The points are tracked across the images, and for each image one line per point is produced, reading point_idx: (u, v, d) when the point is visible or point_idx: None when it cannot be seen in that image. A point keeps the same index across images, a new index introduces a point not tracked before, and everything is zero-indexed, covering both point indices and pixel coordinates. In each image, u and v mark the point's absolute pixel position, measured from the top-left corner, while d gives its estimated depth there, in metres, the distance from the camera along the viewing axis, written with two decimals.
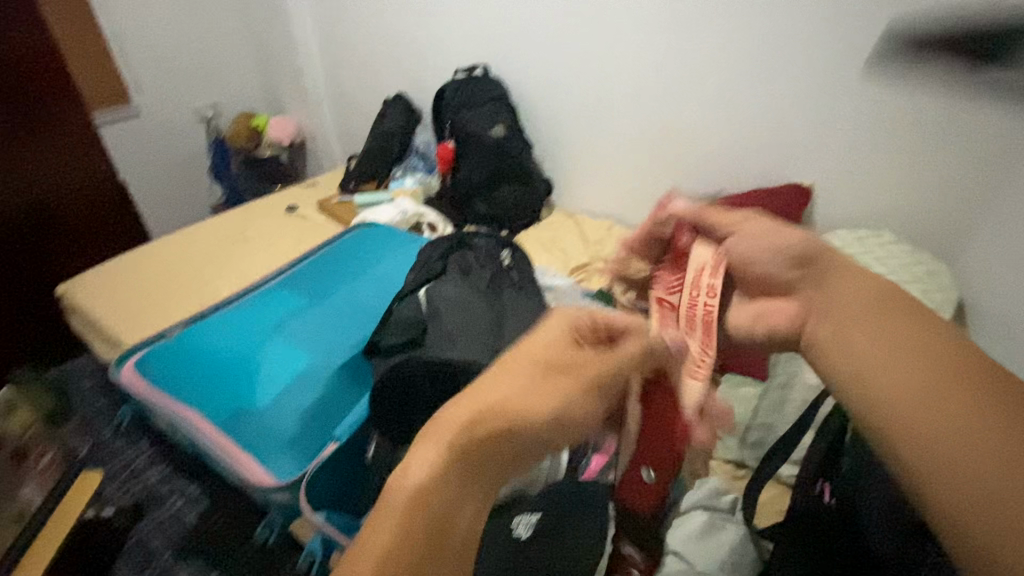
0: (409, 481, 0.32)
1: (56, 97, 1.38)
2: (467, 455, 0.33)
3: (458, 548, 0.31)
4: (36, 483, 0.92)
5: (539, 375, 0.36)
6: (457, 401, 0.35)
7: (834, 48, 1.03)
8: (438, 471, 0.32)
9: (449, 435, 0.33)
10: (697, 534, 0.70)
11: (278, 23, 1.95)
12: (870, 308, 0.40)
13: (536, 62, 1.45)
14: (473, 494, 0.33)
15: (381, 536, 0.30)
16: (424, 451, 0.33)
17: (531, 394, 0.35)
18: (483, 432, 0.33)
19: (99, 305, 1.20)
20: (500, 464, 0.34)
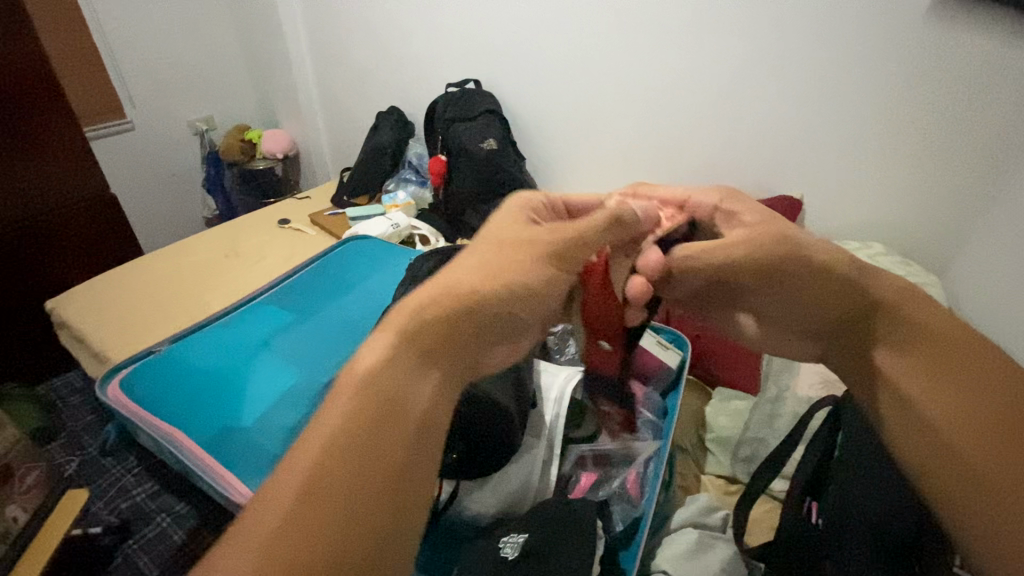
0: (365, 363, 0.38)
1: (48, 113, 1.38)
2: (418, 334, 0.40)
3: (407, 418, 0.37)
4: (19, 503, 0.89)
5: (469, 282, 0.46)
6: (406, 301, 0.43)
7: (822, 63, 1.03)
8: (391, 353, 0.39)
9: (400, 323, 0.41)
10: (687, 553, 0.69)
11: (272, 38, 1.97)
12: (933, 334, 0.48)
13: (527, 76, 1.46)
14: (428, 364, 0.40)
15: (336, 410, 0.36)
16: (381, 340, 0.40)
17: (475, 277, 0.46)
18: (433, 316, 0.42)
19: (87, 321, 1.19)
20: (451, 346, 0.42)
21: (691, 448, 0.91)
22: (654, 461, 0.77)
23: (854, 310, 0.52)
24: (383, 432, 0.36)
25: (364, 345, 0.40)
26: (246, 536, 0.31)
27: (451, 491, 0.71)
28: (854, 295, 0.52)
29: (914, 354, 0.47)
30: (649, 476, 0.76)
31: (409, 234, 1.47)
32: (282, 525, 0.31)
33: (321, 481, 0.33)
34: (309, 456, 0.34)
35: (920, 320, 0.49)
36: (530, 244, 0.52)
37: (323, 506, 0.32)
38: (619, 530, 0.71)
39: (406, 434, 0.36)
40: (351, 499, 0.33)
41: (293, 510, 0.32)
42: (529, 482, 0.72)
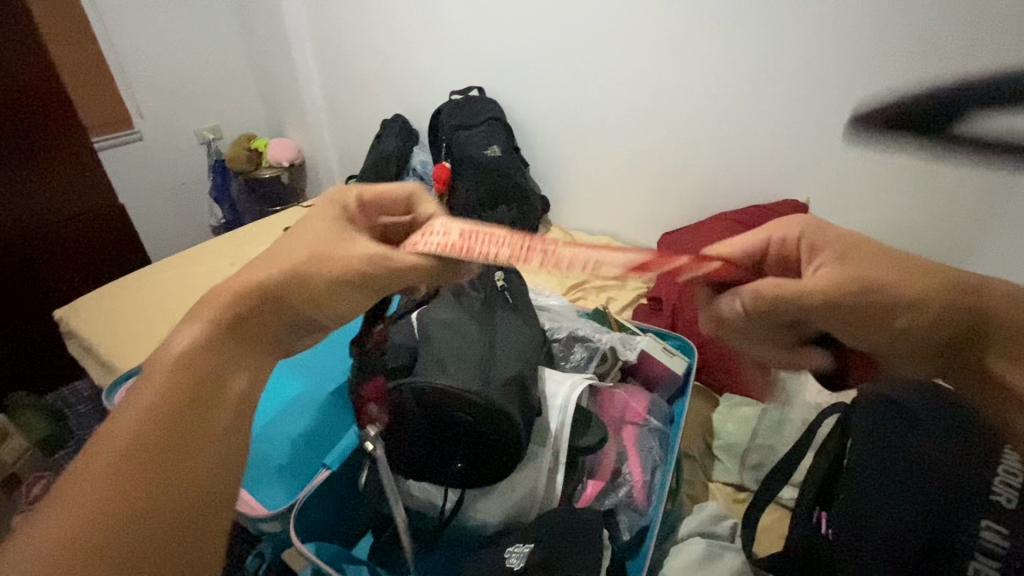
0: (175, 349, 0.41)
1: (59, 125, 1.41)
2: (229, 320, 0.44)
3: (220, 390, 0.41)
4: (25, 513, 0.90)
5: (279, 270, 0.48)
6: (217, 292, 0.46)
7: (825, 68, 1.03)
8: (201, 338, 0.42)
9: (211, 313, 0.44)
10: (695, 564, 0.68)
11: (278, 49, 1.99)
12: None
13: (529, 84, 1.47)
14: (238, 347, 0.44)
15: (150, 390, 0.38)
16: (190, 329, 0.43)
17: (290, 263, 0.49)
18: (244, 303, 0.46)
19: (95, 331, 1.19)
20: (260, 329, 0.46)
21: (699, 456, 0.90)
22: (661, 470, 0.78)
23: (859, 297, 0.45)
24: (198, 403, 0.39)
25: (176, 335, 0.43)
26: (54, 516, 0.32)
27: (456, 500, 0.71)
28: (858, 290, 0.45)
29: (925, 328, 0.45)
30: (657, 483, 0.76)
31: None
32: (95, 484, 0.33)
33: (135, 445, 0.35)
34: (119, 427, 0.36)
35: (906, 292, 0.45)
36: (355, 249, 0.51)
37: (141, 464, 0.35)
38: (626, 539, 0.71)
39: (219, 403, 0.40)
40: (162, 460, 0.35)
41: (104, 471, 0.34)
42: (535, 491, 0.71)
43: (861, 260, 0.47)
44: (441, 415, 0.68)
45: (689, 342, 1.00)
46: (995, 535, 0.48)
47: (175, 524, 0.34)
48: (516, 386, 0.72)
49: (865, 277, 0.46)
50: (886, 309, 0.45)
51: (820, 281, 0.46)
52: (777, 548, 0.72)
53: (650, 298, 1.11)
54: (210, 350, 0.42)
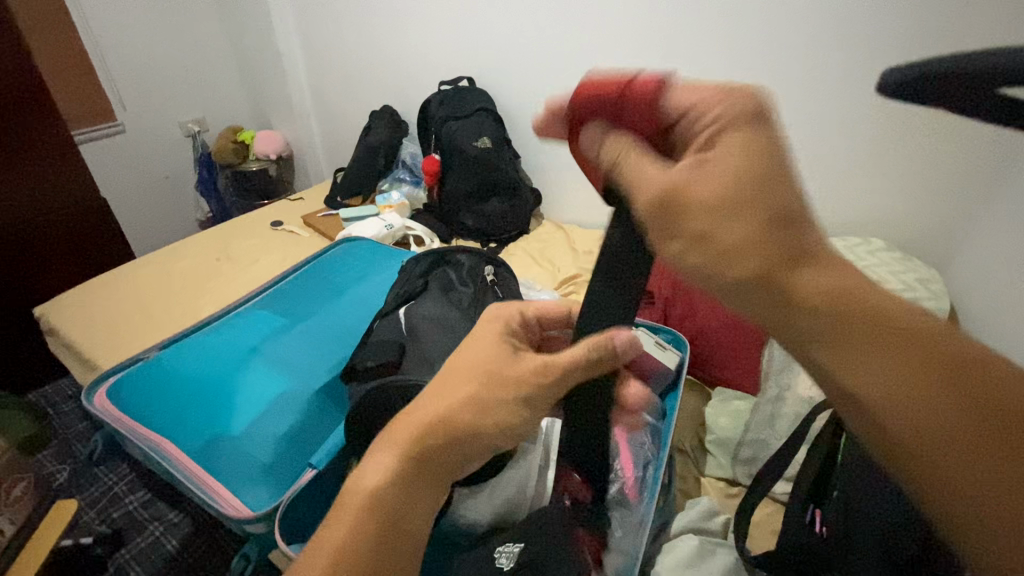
0: (366, 483, 0.42)
1: (38, 116, 1.36)
2: (417, 456, 0.43)
3: (406, 535, 0.42)
4: (7, 515, 0.86)
5: (463, 399, 0.45)
6: (407, 414, 0.46)
7: (817, 56, 1.02)
8: (394, 474, 0.42)
9: (399, 444, 0.43)
10: (688, 561, 0.67)
11: (264, 39, 1.95)
12: (846, 291, 0.32)
13: (519, 73, 1.44)
14: (424, 486, 0.43)
15: (340, 530, 0.41)
16: (381, 459, 0.43)
17: (465, 390, 0.46)
18: (428, 438, 0.44)
19: (75, 329, 1.16)
20: (437, 464, 0.44)
21: (691, 451, 0.90)
22: (653, 465, 0.79)
23: (754, 278, 0.34)
24: (381, 558, 0.40)
25: (369, 458, 0.44)
26: None
27: (446, 499, 0.70)
28: (799, 285, 0.33)
29: (854, 350, 0.31)
30: (648, 479, 0.77)
31: (404, 235, 1.44)
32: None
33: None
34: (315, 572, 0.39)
35: (749, 228, 0.34)
36: (521, 370, 0.47)
37: None
38: (619, 537, 0.70)
39: (402, 546, 0.41)
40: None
41: None
42: (525, 489, 0.70)
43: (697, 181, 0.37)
44: None
45: (680, 334, 0.99)
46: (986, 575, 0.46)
47: None
48: None
49: (789, 210, 0.34)
50: (843, 319, 0.31)
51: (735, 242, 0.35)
52: (772, 545, 0.72)
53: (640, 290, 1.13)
54: (397, 488, 0.42)
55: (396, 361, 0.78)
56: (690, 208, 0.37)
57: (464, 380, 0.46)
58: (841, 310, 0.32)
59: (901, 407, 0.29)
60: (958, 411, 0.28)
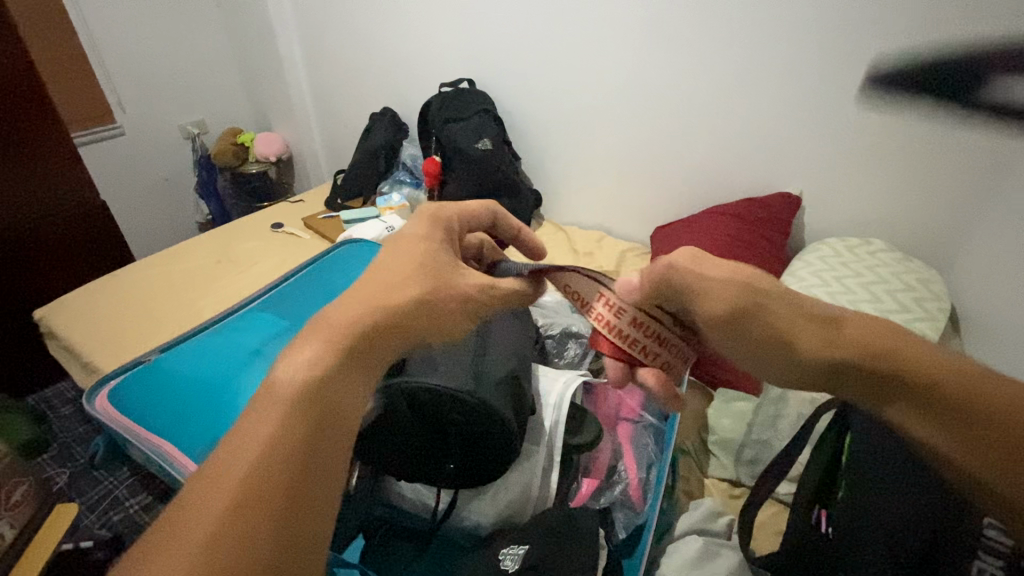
0: (292, 375, 0.37)
1: (37, 119, 1.36)
2: (350, 345, 0.40)
3: (343, 421, 0.37)
4: (6, 519, 0.85)
5: (395, 296, 0.45)
6: (329, 310, 0.42)
7: (818, 57, 1.02)
8: (322, 361, 0.38)
9: (329, 333, 0.40)
10: (693, 563, 0.68)
11: (263, 41, 1.95)
12: (878, 334, 0.41)
13: (519, 75, 1.45)
14: (360, 374, 0.40)
15: (265, 424, 0.34)
16: (308, 349, 0.38)
17: (400, 290, 0.46)
18: (363, 328, 0.42)
19: (75, 333, 1.16)
20: (368, 360, 0.41)
21: (693, 450, 0.89)
22: (657, 466, 0.77)
23: (848, 365, 0.41)
24: (317, 443, 0.35)
25: (287, 351, 0.39)
26: (163, 544, 0.29)
27: (449, 501, 0.70)
28: (901, 361, 0.39)
29: (937, 407, 0.37)
30: (652, 480, 0.75)
31: None
32: (210, 540, 0.29)
33: (253, 491, 0.31)
34: (235, 469, 0.32)
35: (795, 321, 0.45)
36: (460, 284, 0.51)
37: (263, 499, 0.31)
38: (621, 538, 0.70)
39: (342, 434, 0.37)
40: (285, 512, 0.32)
41: (218, 527, 0.30)
42: (529, 491, 0.70)
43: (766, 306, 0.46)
44: (432, 414, 0.66)
45: None
46: (999, 537, 0.49)
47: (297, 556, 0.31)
48: (508, 387, 0.70)
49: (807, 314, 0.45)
50: (911, 385, 0.39)
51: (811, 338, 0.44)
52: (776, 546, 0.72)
53: None
54: (330, 374, 0.38)
55: None
56: (769, 317, 0.46)
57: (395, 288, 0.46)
58: (942, 374, 0.38)
59: (935, 436, 0.37)
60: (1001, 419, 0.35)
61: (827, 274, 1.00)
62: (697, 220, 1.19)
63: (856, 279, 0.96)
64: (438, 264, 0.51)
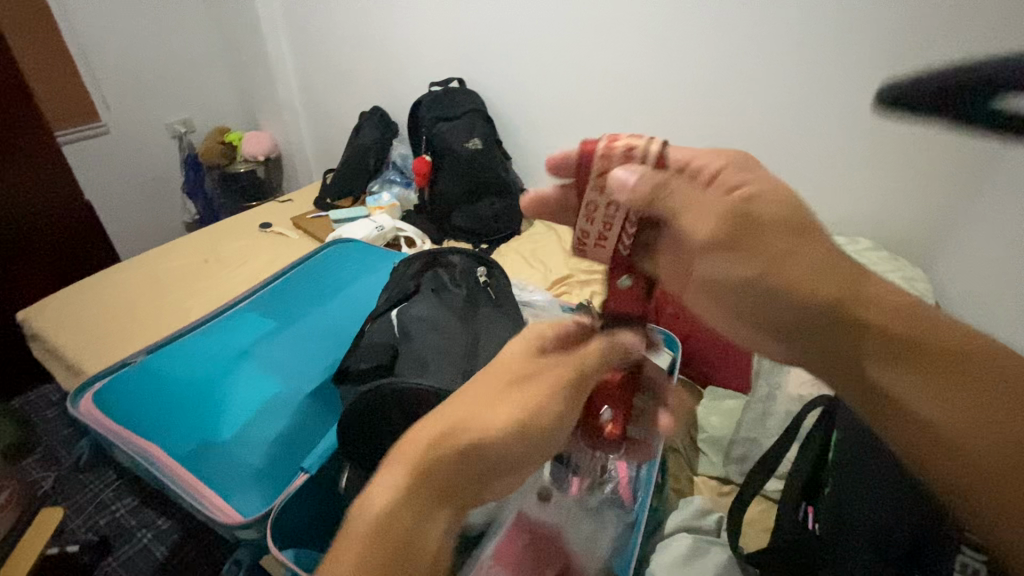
0: (372, 510, 0.34)
1: (21, 117, 1.34)
2: (435, 469, 0.36)
3: (422, 560, 0.34)
4: None
5: (479, 410, 0.40)
6: (410, 433, 0.38)
7: (803, 57, 1.03)
8: (403, 493, 0.35)
9: (407, 462, 0.36)
10: (683, 558, 0.68)
11: (251, 38, 1.93)
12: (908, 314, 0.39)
13: (509, 73, 1.44)
14: (447, 502, 0.36)
15: (348, 558, 0.33)
16: (388, 480, 0.35)
17: (487, 402, 0.40)
18: (443, 447, 0.37)
19: (59, 334, 1.14)
20: (458, 487, 0.37)
21: (683, 449, 0.89)
22: (647, 465, 0.78)
23: (855, 327, 0.39)
24: None
25: (372, 481, 0.36)
26: None
27: None
28: (916, 336, 0.38)
29: (940, 383, 0.37)
30: (642, 479, 0.77)
31: (394, 236, 1.44)
32: None
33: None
34: None
35: (828, 279, 0.39)
36: (548, 365, 0.44)
37: None
38: (614, 536, 0.70)
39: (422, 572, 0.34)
40: None
41: None
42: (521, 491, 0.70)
43: (773, 219, 0.41)
44: (418, 414, 0.70)
45: (672, 333, 0.99)
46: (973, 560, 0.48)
47: None
48: None
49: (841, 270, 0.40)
50: (941, 356, 0.37)
51: (786, 264, 0.40)
52: (765, 542, 0.73)
53: None
54: (409, 506, 0.35)
55: (390, 363, 0.79)
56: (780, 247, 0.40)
57: (500, 400, 0.40)
58: (940, 344, 0.38)
59: (937, 407, 0.37)
60: (998, 434, 0.35)
61: None
62: None
63: None
64: (549, 369, 0.44)
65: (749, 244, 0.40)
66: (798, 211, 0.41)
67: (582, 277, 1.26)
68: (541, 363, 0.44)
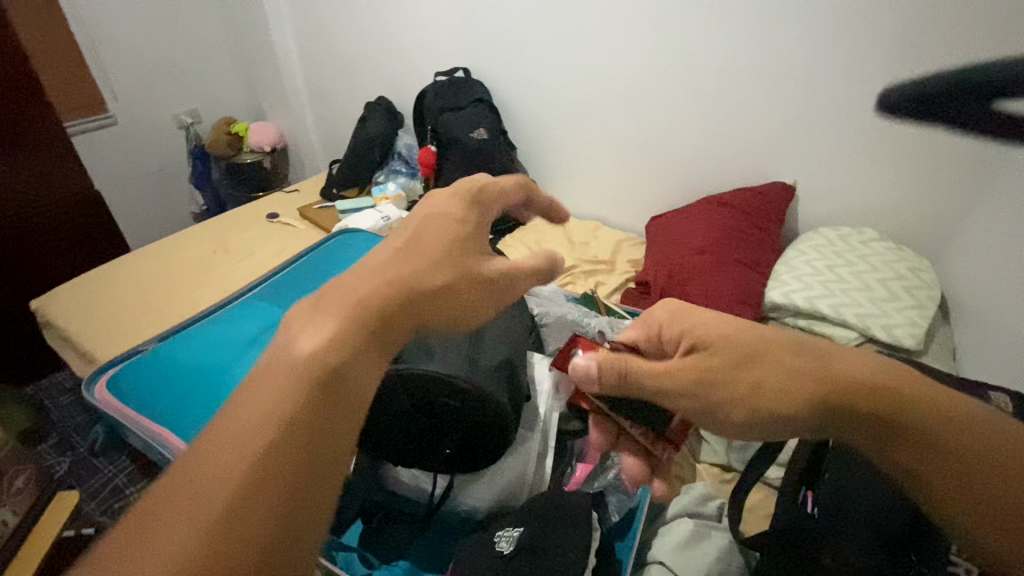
0: (303, 346, 0.30)
1: (29, 107, 1.35)
2: (374, 316, 0.33)
3: (356, 405, 0.30)
4: (9, 505, 0.86)
5: (417, 264, 0.38)
6: (344, 277, 0.35)
7: (810, 44, 1.02)
8: (340, 334, 0.31)
9: (346, 303, 0.32)
10: (683, 543, 0.69)
11: (256, 28, 1.93)
12: (866, 392, 0.38)
13: (514, 62, 1.44)
14: (379, 349, 0.33)
15: (273, 399, 0.28)
16: (319, 319, 0.31)
17: (429, 264, 0.38)
18: (385, 298, 0.34)
19: (72, 322, 1.16)
20: (395, 344, 0.34)
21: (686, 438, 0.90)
22: None
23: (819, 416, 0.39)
24: (324, 422, 0.29)
25: (297, 318, 0.32)
26: (147, 531, 0.25)
27: (445, 487, 0.72)
28: (875, 411, 0.37)
29: (918, 451, 0.35)
30: None
31: None
32: (209, 532, 0.24)
33: (261, 482, 0.26)
34: (225, 456, 0.26)
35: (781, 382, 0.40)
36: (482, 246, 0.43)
37: (264, 484, 0.26)
38: (615, 521, 0.72)
39: (355, 414, 0.30)
40: (288, 510, 0.26)
41: (214, 519, 0.25)
42: (524, 476, 0.71)
43: (720, 346, 0.44)
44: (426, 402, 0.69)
45: None
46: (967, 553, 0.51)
47: (298, 547, 0.26)
48: (506, 374, 0.70)
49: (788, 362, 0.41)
50: (912, 432, 0.36)
51: (753, 396, 0.41)
52: (765, 527, 0.74)
53: (638, 282, 1.15)
54: (348, 349, 0.31)
55: None
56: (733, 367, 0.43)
57: (432, 258, 0.39)
58: (919, 423, 0.36)
59: (947, 489, 0.34)
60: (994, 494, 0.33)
61: (820, 262, 1.01)
62: (691, 208, 1.20)
63: (848, 268, 0.98)
64: (475, 247, 0.42)
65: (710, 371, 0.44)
66: (734, 323, 0.45)
67: (587, 267, 1.27)
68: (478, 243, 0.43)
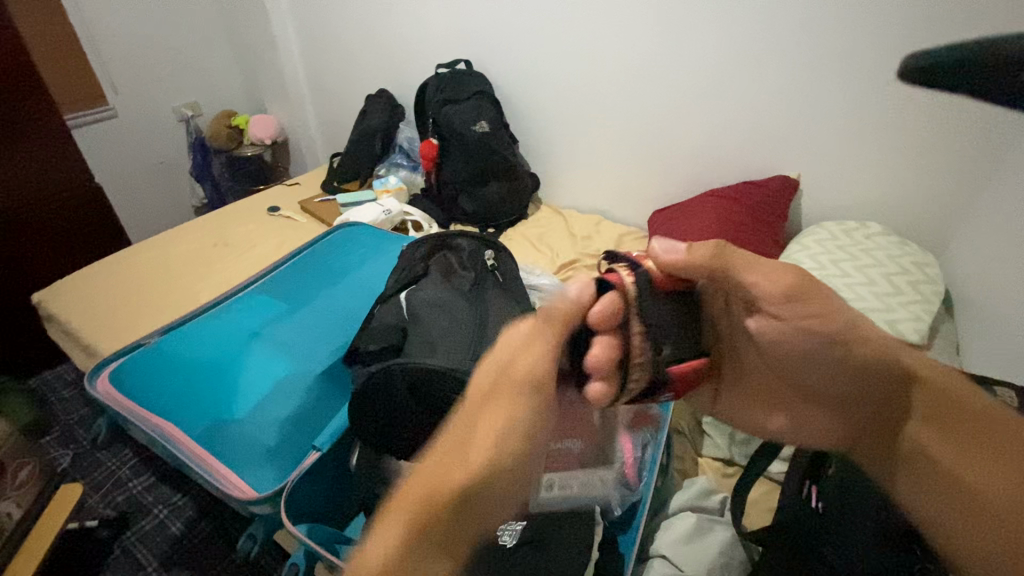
0: (373, 560, 0.34)
1: (28, 99, 1.34)
2: (428, 512, 0.37)
3: None
4: (13, 498, 0.87)
5: (469, 431, 0.42)
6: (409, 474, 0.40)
7: (817, 35, 1.01)
8: (401, 542, 0.35)
9: (407, 503, 0.37)
10: (686, 537, 0.70)
11: (256, 19, 1.91)
12: (954, 389, 0.49)
13: (517, 53, 1.42)
14: (436, 545, 0.36)
15: None
16: (387, 529, 0.36)
17: (482, 431, 0.42)
18: (437, 491, 0.38)
19: (74, 316, 1.16)
20: (450, 531, 0.37)
21: (688, 431, 0.90)
22: (652, 445, 0.78)
23: (899, 377, 0.53)
24: None
25: (371, 532, 0.37)
26: None
27: None
28: (962, 395, 0.48)
29: (965, 425, 0.47)
30: (647, 460, 0.76)
31: (401, 221, 1.44)
32: None
33: None
34: None
35: (884, 349, 0.55)
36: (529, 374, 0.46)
37: None
38: (617, 515, 0.72)
39: None
40: None
41: None
42: None
43: (826, 315, 0.57)
44: (431, 398, 0.71)
45: None
46: None
47: None
48: None
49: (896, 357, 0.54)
50: (975, 412, 0.47)
51: (830, 338, 0.57)
52: (766, 522, 0.74)
53: None
54: (407, 553, 0.35)
55: (399, 345, 0.80)
56: (867, 329, 0.57)
57: (483, 423, 0.42)
58: (988, 408, 0.47)
59: (971, 453, 0.45)
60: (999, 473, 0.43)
61: (824, 257, 1.00)
62: (694, 202, 1.19)
63: (852, 262, 0.97)
64: (522, 383, 0.45)
65: (818, 303, 0.57)
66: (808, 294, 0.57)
67: (589, 262, 1.26)
68: (520, 378, 0.45)
